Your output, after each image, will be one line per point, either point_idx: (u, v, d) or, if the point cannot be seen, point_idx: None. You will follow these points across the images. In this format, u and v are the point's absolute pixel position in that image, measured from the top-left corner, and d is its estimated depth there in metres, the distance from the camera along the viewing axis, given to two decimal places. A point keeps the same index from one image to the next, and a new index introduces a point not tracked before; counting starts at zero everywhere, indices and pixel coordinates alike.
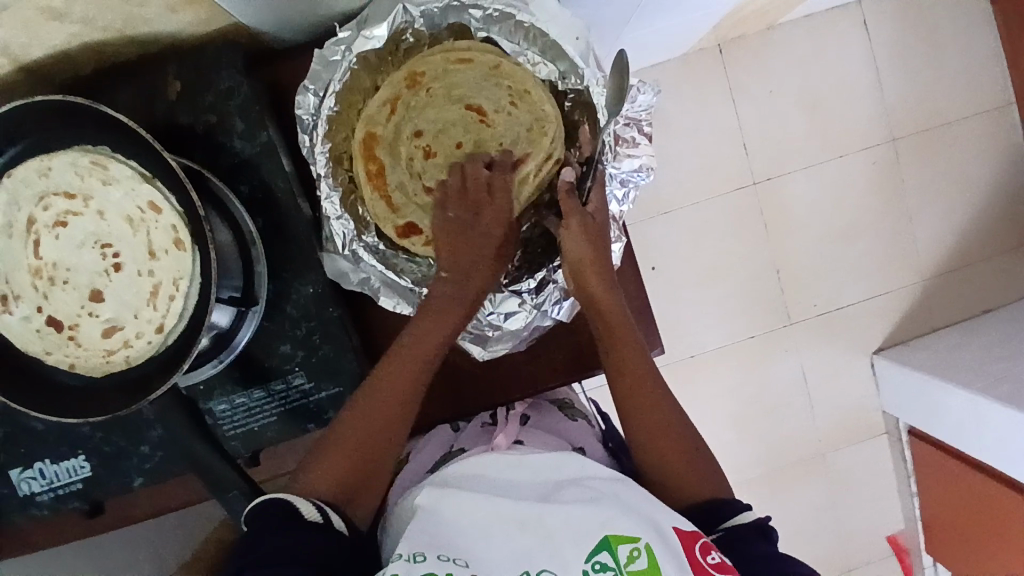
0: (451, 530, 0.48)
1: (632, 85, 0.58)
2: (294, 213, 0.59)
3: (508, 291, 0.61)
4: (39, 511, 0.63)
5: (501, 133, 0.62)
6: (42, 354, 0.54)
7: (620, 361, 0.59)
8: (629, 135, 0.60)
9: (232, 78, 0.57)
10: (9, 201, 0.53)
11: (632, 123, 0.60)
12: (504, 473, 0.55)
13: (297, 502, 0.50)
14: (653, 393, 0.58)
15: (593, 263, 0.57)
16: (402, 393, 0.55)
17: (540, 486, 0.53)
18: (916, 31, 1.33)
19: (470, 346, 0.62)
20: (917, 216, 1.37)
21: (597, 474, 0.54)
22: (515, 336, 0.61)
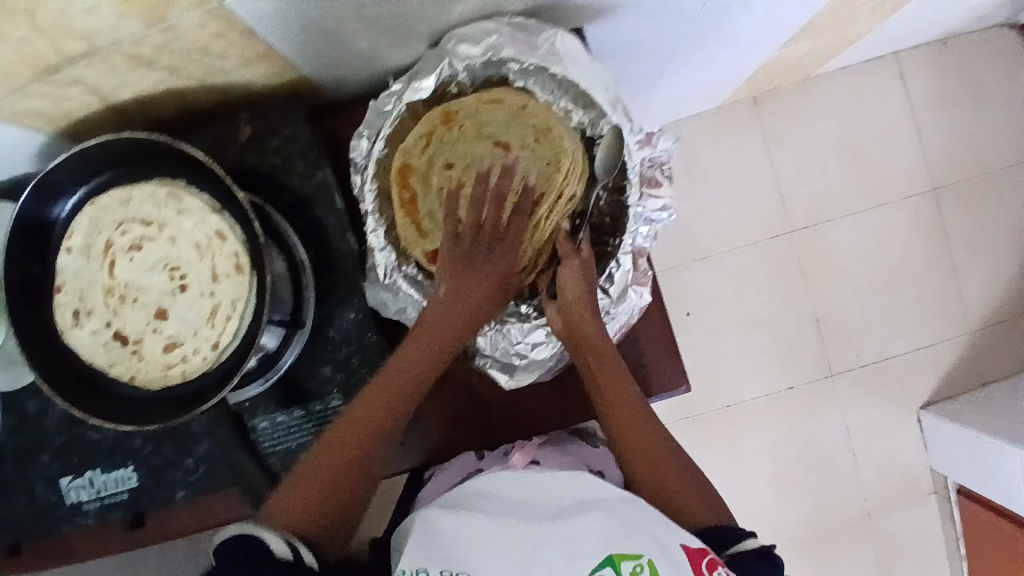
0: (459, 545, 0.50)
1: (655, 132, 0.63)
2: (342, 247, 0.63)
3: (537, 322, 0.64)
4: (84, 520, 0.67)
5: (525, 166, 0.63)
6: (106, 366, 0.59)
7: (610, 399, 0.59)
8: (653, 177, 0.64)
9: (296, 125, 0.62)
10: (90, 226, 0.59)
11: (655, 166, 0.64)
12: (514, 492, 0.55)
13: (264, 535, 0.51)
14: (642, 428, 0.59)
15: (579, 301, 0.60)
16: (382, 422, 0.58)
17: (552, 507, 0.53)
18: (956, 83, 1.34)
19: (497, 374, 0.65)
20: (962, 267, 1.34)
21: (613, 493, 0.54)
22: (540, 365, 0.65)
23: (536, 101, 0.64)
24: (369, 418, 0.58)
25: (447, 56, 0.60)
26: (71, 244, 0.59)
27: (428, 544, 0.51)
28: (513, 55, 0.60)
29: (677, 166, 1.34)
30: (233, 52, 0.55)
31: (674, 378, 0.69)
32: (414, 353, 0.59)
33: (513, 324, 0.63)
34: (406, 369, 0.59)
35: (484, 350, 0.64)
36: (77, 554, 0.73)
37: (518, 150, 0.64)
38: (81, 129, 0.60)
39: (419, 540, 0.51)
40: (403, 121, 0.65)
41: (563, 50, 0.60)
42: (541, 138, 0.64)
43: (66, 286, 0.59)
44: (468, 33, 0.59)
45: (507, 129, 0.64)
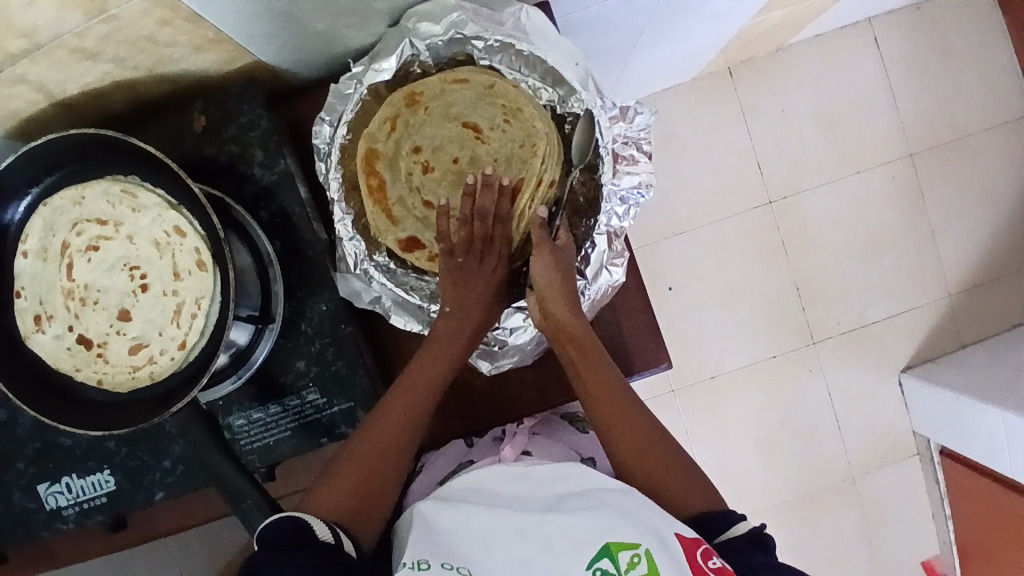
0: (453, 541, 0.49)
1: (629, 106, 0.61)
2: (310, 237, 0.62)
3: (514, 307, 0.63)
4: (64, 525, 0.66)
5: (497, 150, 0.62)
6: (71, 370, 0.57)
7: (595, 388, 0.59)
8: (628, 154, 0.62)
9: (254, 111, 0.60)
10: (45, 227, 0.57)
11: (631, 142, 0.62)
12: (508, 485, 0.55)
13: (312, 521, 0.51)
14: (627, 414, 0.58)
15: (552, 290, 0.58)
16: (402, 421, 0.57)
17: (544, 498, 0.54)
18: (931, 46, 1.33)
19: (478, 361, 0.64)
20: (940, 230, 1.35)
21: (604, 486, 0.53)
22: (521, 349, 0.64)
23: (503, 81, 0.62)
24: (394, 418, 0.57)
25: (407, 35, 0.58)
26: (27, 248, 0.57)
27: (423, 539, 0.49)
28: (476, 33, 0.59)
29: (655, 140, 1.33)
30: (182, 40, 0.52)
31: (654, 356, 0.69)
32: (429, 358, 0.59)
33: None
34: (423, 372, 0.59)
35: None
36: (61, 561, 0.72)
37: (491, 134, 0.63)
38: (29, 126, 0.58)
39: (415, 535, 0.50)
40: (366, 103, 0.63)
41: (528, 24, 0.58)
42: (512, 118, 0.62)
43: (25, 291, 0.58)
44: (429, 10, 0.57)
45: (477, 112, 0.62)
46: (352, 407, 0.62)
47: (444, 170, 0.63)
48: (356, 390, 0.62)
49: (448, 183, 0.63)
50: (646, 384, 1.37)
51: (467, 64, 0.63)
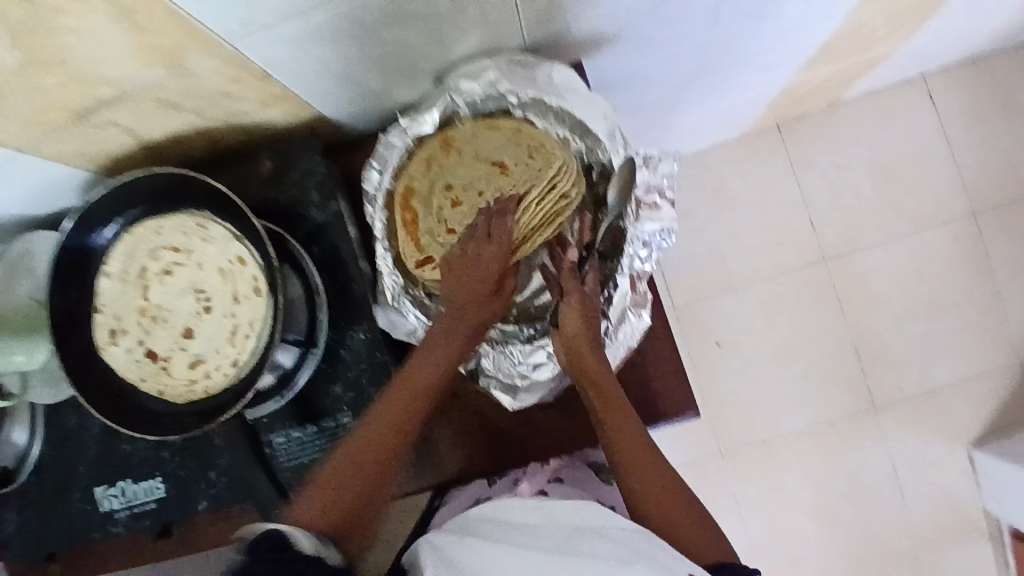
0: (472, 556, 0.51)
1: (654, 156, 0.63)
2: (356, 272, 0.67)
3: (539, 345, 0.65)
4: (115, 529, 0.70)
5: (518, 184, 0.65)
6: (137, 381, 0.64)
7: (617, 427, 0.59)
8: (652, 200, 0.63)
9: (312, 158, 0.67)
10: (127, 252, 0.64)
11: (655, 189, 0.63)
12: (528, 518, 0.56)
13: (294, 533, 0.50)
14: (648, 453, 0.58)
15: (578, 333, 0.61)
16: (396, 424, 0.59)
17: (562, 531, 0.54)
18: (992, 103, 1.30)
19: (500, 394, 0.66)
20: (1010, 293, 1.28)
21: (622, 525, 0.54)
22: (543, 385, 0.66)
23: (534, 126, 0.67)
24: (381, 432, 0.58)
25: (448, 92, 0.64)
26: (109, 270, 0.64)
27: (444, 556, 0.51)
28: (511, 89, 0.64)
29: (703, 195, 1.34)
30: (253, 95, 0.60)
31: (682, 403, 0.69)
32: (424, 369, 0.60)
33: (513, 346, 0.65)
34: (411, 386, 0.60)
35: (488, 371, 0.66)
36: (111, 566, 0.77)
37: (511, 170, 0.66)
38: (123, 167, 0.66)
39: (435, 554, 0.52)
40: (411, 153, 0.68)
41: (559, 80, 0.63)
42: (536, 157, 0.66)
43: (104, 308, 0.64)
44: (468, 70, 0.63)
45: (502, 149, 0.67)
46: None
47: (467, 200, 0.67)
48: None
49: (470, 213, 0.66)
50: (693, 444, 1.32)
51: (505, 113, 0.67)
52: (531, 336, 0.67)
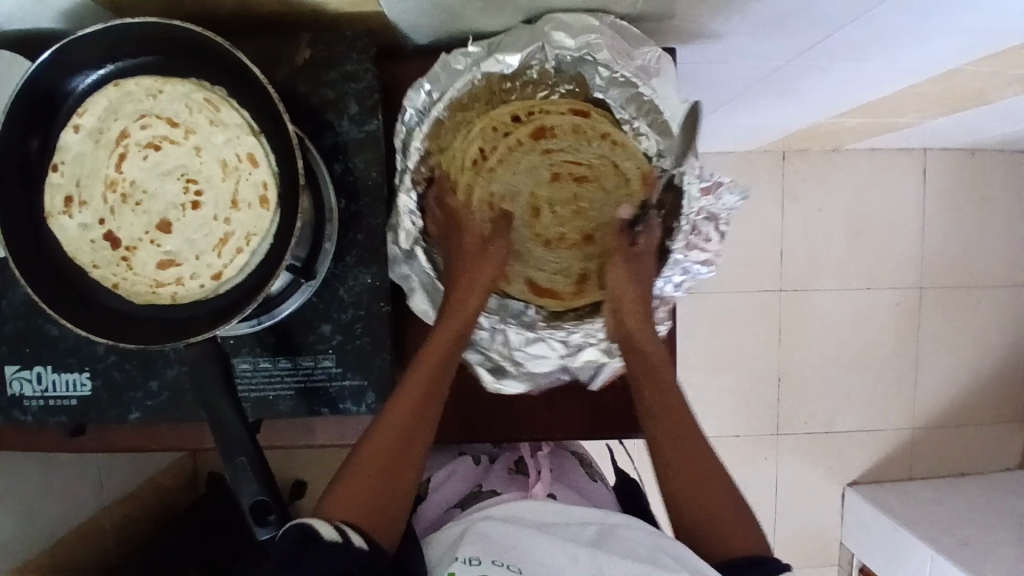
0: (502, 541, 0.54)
1: (721, 182, 0.60)
2: (371, 204, 0.60)
3: (541, 335, 0.62)
4: (21, 416, 0.61)
5: (576, 158, 0.63)
6: (89, 265, 0.53)
7: (675, 443, 0.58)
8: (705, 229, 0.62)
9: (359, 63, 0.58)
10: (108, 108, 0.53)
11: (711, 218, 0.61)
12: (550, 515, 0.59)
13: (315, 522, 0.47)
14: (704, 474, 0.57)
15: (634, 304, 0.61)
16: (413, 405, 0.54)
17: (587, 528, 0.57)
18: (969, 192, 1.38)
19: (483, 371, 0.63)
20: (924, 366, 1.40)
21: (640, 528, 0.57)
22: (532, 377, 0.64)
23: (584, 100, 0.62)
24: (411, 403, 0.54)
25: (541, 38, 0.56)
26: (81, 123, 0.52)
27: (475, 540, 0.54)
28: (608, 61, 0.56)
29: None
30: None
31: None
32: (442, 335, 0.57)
33: (514, 329, 0.62)
34: (437, 353, 0.56)
35: (479, 344, 0.63)
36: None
37: (562, 142, 0.62)
38: (119, 1, 0.53)
39: (466, 539, 0.54)
40: (473, 89, 0.60)
41: (657, 69, 0.57)
42: (589, 135, 0.62)
43: (63, 168, 0.53)
44: (569, 21, 0.55)
45: (553, 125, 0.62)
46: (364, 387, 0.60)
47: (531, 167, 0.63)
48: (373, 370, 0.60)
49: (534, 174, 0.63)
50: None
51: (564, 86, 0.61)
52: (533, 321, 0.63)
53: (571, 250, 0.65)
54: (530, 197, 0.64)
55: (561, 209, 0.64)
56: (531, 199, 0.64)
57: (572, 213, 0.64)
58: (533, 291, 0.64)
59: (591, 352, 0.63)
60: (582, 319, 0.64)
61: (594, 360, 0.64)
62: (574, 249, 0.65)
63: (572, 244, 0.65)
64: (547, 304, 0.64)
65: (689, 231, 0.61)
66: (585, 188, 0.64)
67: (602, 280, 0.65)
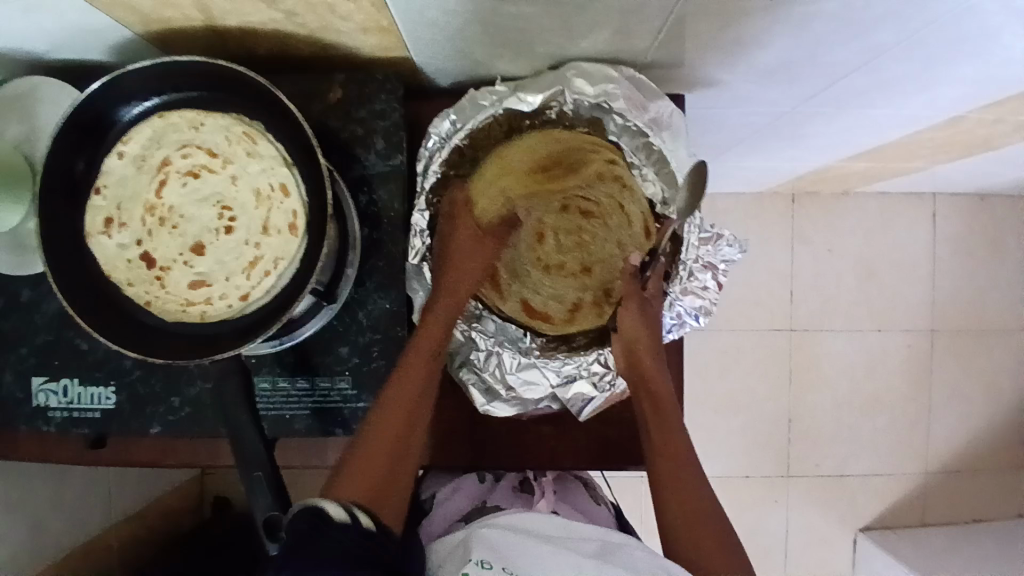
0: (510, 550, 0.55)
1: (722, 236, 0.63)
2: (392, 233, 0.63)
3: (535, 361, 0.63)
4: (47, 426, 0.64)
5: (586, 194, 0.66)
6: (123, 283, 0.56)
7: (673, 479, 0.58)
8: (704, 278, 0.64)
9: (387, 102, 0.61)
10: (152, 137, 0.56)
11: (710, 268, 0.64)
12: (554, 530, 0.60)
13: (325, 503, 0.48)
14: (702, 511, 0.57)
15: (647, 344, 0.61)
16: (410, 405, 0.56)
17: (591, 543, 0.58)
18: (981, 238, 1.38)
19: (474, 392, 0.64)
20: (937, 411, 1.39)
21: (642, 545, 0.58)
22: (522, 403, 0.64)
23: (602, 141, 0.65)
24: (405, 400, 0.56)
25: (562, 82, 0.60)
26: (126, 150, 0.56)
27: (486, 546, 0.55)
28: (622, 110, 0.60)
29: None
30: (356, 19, 0.52)
31: None
32: (429, 331, 0.59)
33: (508, 353, 0.63)
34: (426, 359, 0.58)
35: (474, 365, 0.64)
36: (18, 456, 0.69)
37: (576, 177, 0.65)
38: (170, 41, 0.57)
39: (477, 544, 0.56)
40: (495, 122, 0.64)
41: (668, 122, 0.61)
42: (600, 174, 0.65)
43: (106, 190, 0.56)
44: (590, 69, 0.59)
45: (568, 160, 0.65)
46: None
47: (541, 197, 0.66)
48: None
49: (543, 204, 0.66)
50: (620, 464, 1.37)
51: (581, 127, 0.65)
52: (529, 349, 0.64)
53: (569, 280, 0.66)
54: (537, 224, 0.66)
55: (564, 240, 0.66)
56: (537, 226, 0.66)
57: (574, 244, 0.66)
58: (527, 315, 0.66)
59: (583, 383, 0.64)
60: (575, 352, 0.65)
61: (583, 394, 0.64)
62: (571, 279, 0.66)
63: (571, 273, 0.66)
64: (542, 329, 0.65)
65: (687, 276, 0.64)
66: (589, 223, 0.66)
67: (594, 311, 0.66)
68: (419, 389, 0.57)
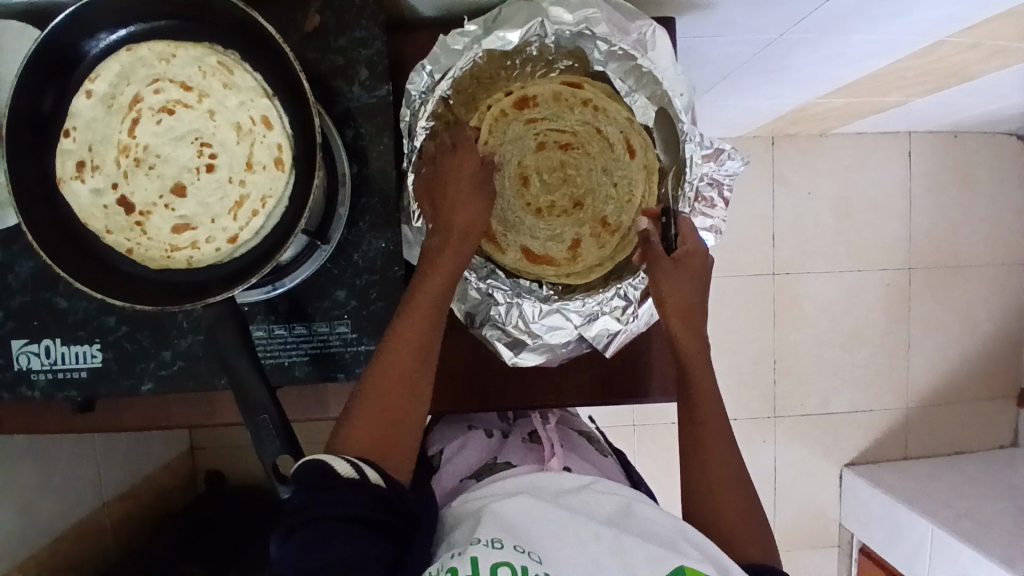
0: (518, 528, 0.53)
1: (723, 150, 0.63)
2: (382, 170, 0.60)
3: (556, 306, 0.62)
4: (29, 392, 0.61)
5: (560, 126, 0.64)
6: (101, 231, 0.53)
7: (703, 437, 0.58)
8: (709, 195, 0.64)
9: (369, 30, 0.59)
10: (120, 73, 0.53)
11: (715, 184, 0.64)
12: (567, 489, 0.59)
13: (333, 461, 0.47)
14: (726, 472, 0.57)
15: (679, 306, 0.59)
16: (415, 338, 0.53)
17: (607, 507, 0.58)
18: (955, 174, 1.40)
19: (501, 347, 0.62)
20: (916, 346, 1.43)
21: (652, 506, 0.58)
22: (550, 348, 0.62)
23: (577, 75, 0.64)
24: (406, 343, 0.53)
25: (540, 14, 0.57)
26: (93, 89, 0.52)
27: (494, 525, 0.52)
28: (605, 35, 0.58)
29: None
30: None
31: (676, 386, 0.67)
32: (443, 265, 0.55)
33: (529, 302, 0.62)
34: (434, 286, 0.55)
35: (496, 321, 0.62)
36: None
37: (546, 111, 0.64)
38: None
39: (484, 523, 0.53)
40: (475, 66, 0.61)
41: (652, 42, 0.57)
42: (570, 103, 0.64)
43: (75, 133, 0.53)
44: None
45: (535, 96, 0.64)
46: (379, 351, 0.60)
47: (516, 138, 0.64)
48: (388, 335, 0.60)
49: (521, 146, 0.64)
50: (611, 412, 1.40)
51: (562, 62, 0.63)
52: (547, 296, 0.63)
53: (562, 218, 0.65)
54: (518, 167, 0.64)
55: (549, 178, 0.64)
56: (519, 169, 0.64)
57: (560, 180, 0.65)
58: (528, 260, 0.64)
59: (608, 318, 0.62)
60: (593, 290, 0.63)
61: (608, 330, 0.62)
62: (564, 217, 0.65)
63: (563, 211, 0.65)
64: (546, 273, 0.64)
65: (694, 195, 0.62)
66: (571, 155, 0.64)
67: (595, 243, 0.65)
68: (428, 326, 0.54)
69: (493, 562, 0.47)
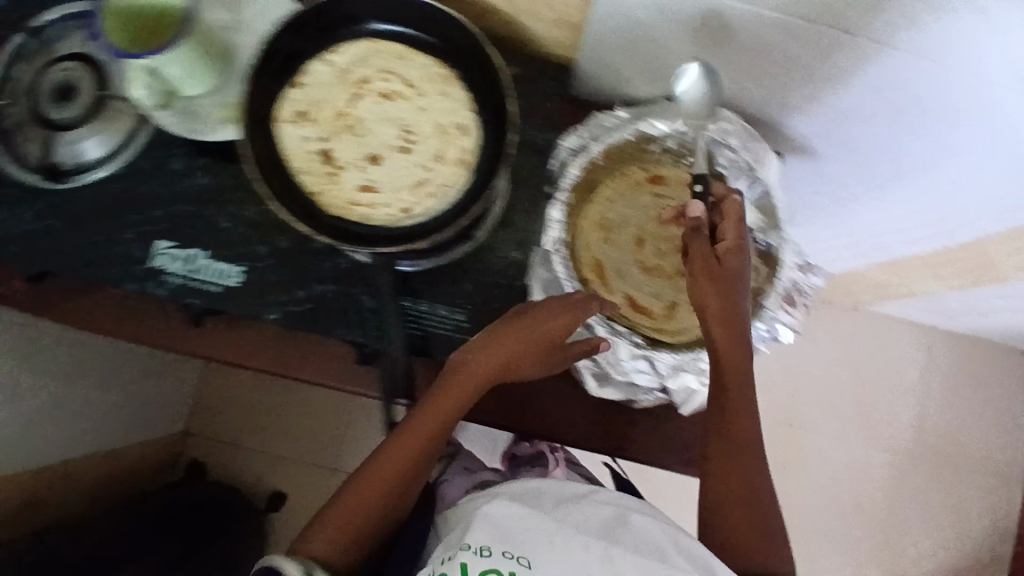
0: (510, 531, 0.55)
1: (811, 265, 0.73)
2: (529, 198, 0.72)
3: (643, 354, 0.68)
4: (155, 290, 0.66)
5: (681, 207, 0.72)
6: (299, 171, 0.62)
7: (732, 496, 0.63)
8: (795, 297, 0.72)
9: (551, 87, 0.72)
10: (358, 55, 0.64)
11: (800, 290, 0.72)
12: (565, 495, 0.61)
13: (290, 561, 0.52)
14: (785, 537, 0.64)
15: (717, 314, 0.61)
16: (418, 446, 0.61)
17: (600, 513, 0.59)
18: (967, 373, 1.50)
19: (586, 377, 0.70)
20: (908, 531, 1.45)
21: (649, 513, 0.61)
22: (630, 390, 0.69)
23: None
24: (405, 448, 0.61)
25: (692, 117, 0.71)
26: (333, 59, 0.63)
27: (485, 530, 0.55)
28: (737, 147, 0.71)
29: None
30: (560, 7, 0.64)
31: None
32: (458, 385, 0.62)
33: (623, 343, 0.68)
34: (446, 405, 0.62)
35: None
36: (81, 325, 0.67)
37: (672, 190, 0.72)
38: None
39: (477, 526, 0.56)
40: (623, 143, 0.73)
41: (767, 163, 0.72)
42: None
43: (304, 88, 0.63)
44: (711, 108, 0.72)
45: (667, 176, 0.73)
46: None
47: (642, 205, 0.72)
48: None
49: (644, 211, 0.72)
50: None
51: None
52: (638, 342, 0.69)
53: (664, 280, 0.71)
54: (637, 229, 0.72)
55: (662, 245, 0.71)
56: (638, 231, 0.72)
57: (669, 250, 0.72)
58: (629, 306, 0.70)
59: (689, 378, 0.68)
60: (678, 349, 0.69)
61: (687, 387, 0.69)
62: (667, 280, 0.71)
63: (667, 275, 0.71)
64: (642, 323, 0.70)
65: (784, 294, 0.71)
66: None
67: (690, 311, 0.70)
68: (428, 434, 0.61)
69: (480, 571, 0.51)
